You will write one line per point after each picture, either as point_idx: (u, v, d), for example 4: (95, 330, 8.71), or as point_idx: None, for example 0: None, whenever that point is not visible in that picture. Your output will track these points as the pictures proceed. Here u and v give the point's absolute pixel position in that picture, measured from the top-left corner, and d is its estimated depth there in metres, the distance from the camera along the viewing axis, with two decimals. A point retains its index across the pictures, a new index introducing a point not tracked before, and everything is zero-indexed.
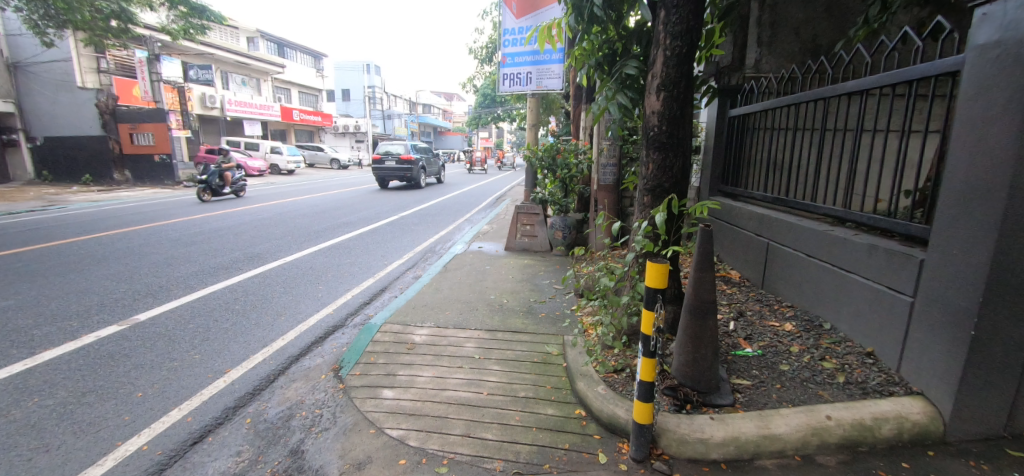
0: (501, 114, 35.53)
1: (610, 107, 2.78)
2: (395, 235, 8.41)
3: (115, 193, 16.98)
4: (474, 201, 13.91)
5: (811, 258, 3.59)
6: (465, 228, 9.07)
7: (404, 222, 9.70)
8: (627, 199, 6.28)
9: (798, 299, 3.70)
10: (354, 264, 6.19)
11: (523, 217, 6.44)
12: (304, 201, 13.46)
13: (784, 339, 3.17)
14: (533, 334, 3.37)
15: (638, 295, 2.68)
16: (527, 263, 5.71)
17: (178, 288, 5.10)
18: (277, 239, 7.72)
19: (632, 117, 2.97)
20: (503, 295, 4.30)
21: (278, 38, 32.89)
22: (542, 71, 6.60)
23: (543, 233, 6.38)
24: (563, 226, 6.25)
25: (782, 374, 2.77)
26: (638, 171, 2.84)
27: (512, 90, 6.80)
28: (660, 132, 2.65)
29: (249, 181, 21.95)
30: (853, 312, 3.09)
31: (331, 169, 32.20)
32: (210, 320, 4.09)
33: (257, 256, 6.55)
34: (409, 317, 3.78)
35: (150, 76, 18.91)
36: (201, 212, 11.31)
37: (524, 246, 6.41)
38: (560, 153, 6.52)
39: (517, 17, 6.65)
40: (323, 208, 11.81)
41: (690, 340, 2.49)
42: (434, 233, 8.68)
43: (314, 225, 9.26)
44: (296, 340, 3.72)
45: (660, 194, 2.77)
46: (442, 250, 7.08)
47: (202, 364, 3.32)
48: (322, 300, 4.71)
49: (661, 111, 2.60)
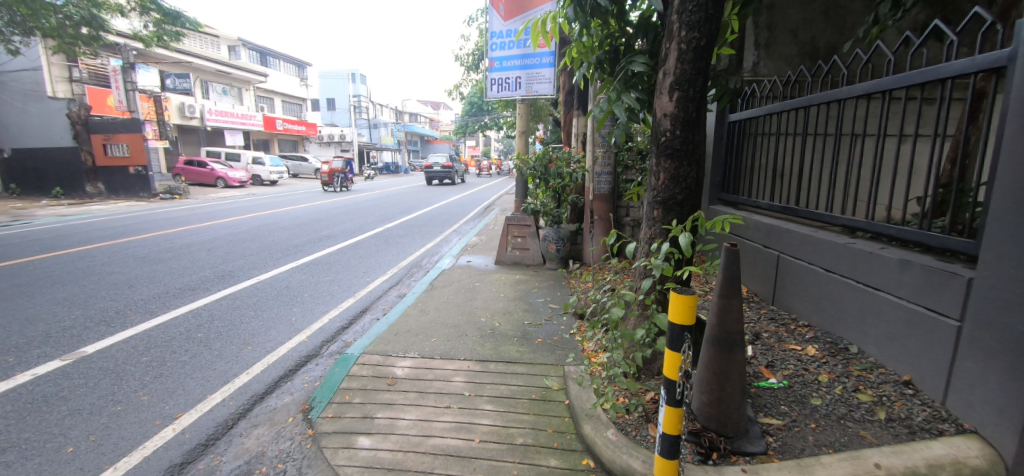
0: (489, 123, 35.20)
1: (617, 110, 2.45)
2: (379, 249, 7.97)
3: (87, 206, 16.28)
4: (462, 210, 13.58)
5: (830, 274, 3.28)
6: (453, 239, 8.72)
7: (388, 234, 9.29)
8: (623, 209, 5.99)
9: (817, 318, 3.39)
10: (332, 282, 5.75)
11: (514, 229, 6.09)
12: (285, 212, 13.00)
13: (809, 367, 2.85)
14: (530, 365, 3.00)
15: (654, 326, 2.30)
16: (519, 278, 5.36)
17: (136, 313, 4.64)
18: (252, 255, 7.27)
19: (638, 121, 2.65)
20: (495, 317, 3.93)
21: (261, 46, 32.38)
22: (531, 75, 6.27)
23: (535, 246, 6.05)
24: (557, 237, 5.83)
25: (814, 410, 2.44)
26: (647, 181, 2.51)
27: (500, 95, 6.49)
28: (672, 137, 2.32)
29: (229, 192, 21.32)
30: (884, 335, 2.78)
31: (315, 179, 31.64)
32: (166, 353, 3.66)
33: (228, 274, 6.10)
34: (391, 346, 3.39)
35: (124, 85, 18.24)
36: (174, 226, 10.79)
37: (516, 259, 6.08)
38: (552, 161, 6.13)
39: (505, 19, 6.33)
40: (304, 220, 11.35)
41: (714, 377, 2.15)
42: (421, 245, 8.29)
43: (294, 239, 8.78)
44: (262, 375, 3.30)
45: (673, 208, 2.45)
46: (428, 264, 6.70)
47: (151, 408, 2.89)
48: (295, 324, 4.28)
49: (674, 113, 2.27)
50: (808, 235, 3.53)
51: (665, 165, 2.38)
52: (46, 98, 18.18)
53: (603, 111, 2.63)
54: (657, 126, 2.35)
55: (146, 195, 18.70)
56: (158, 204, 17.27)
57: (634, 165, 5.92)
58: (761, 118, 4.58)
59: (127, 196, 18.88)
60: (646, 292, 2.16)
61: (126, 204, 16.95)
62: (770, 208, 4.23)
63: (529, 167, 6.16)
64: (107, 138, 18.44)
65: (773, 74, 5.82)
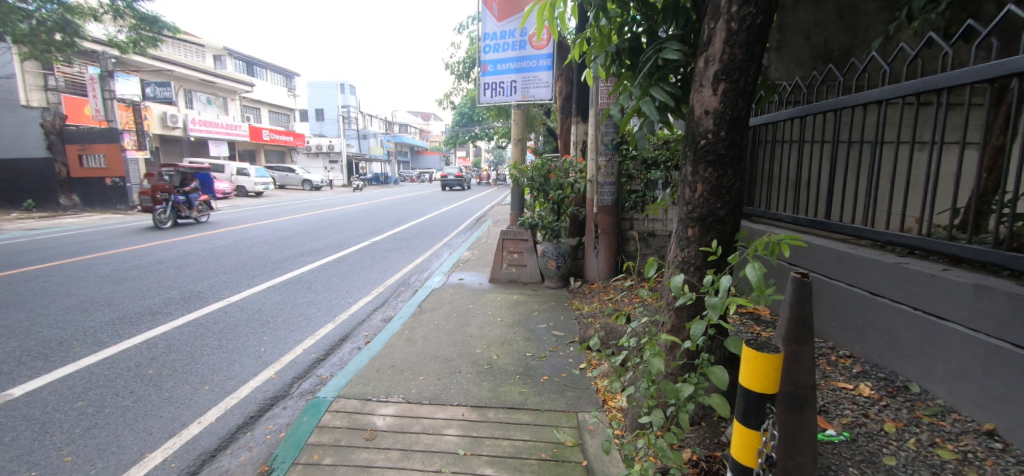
0: (480, 133, 34.90)
1: (646, 106, 2.02)
2: (364, 265, 7.43)
3: (59, 219, 15.51)
4: (454, 223, 13.08)
5: (877, 299, 2.87)
6: (444, 254, 8.24)
7: (375, 249, 8.76)
8: (627, 222, 5.60)
9: (862, 348, 2.97)
10: (310, 304, 5.22)
11: (509, 243, 5.62)
12: (267, 225, 12.41)
13: (869, 412, 2.46)
14: (537, 413, 2.51)
15: (702, 383, 1.71)
16: (517, 299, 4.87)
17: (83, 345, 4.07)
18: (225, 274, 6.71)
19: (668, 121, 2.22)
20: (492, 348, 3.44)
21: (247, 56, 31.80)
22: (527, 79, 5.86)
23: (533, 262, 5.58)
24: (556, 253, 5.32)
25: (891, 472, 2.05)
26: (681, 195, 2.08)
27: (494, 100, 6.08)
28: (715, 140, 1.87)
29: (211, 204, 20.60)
30: (953, 373, 2.36)
31: (302, 191, 30.94)
32: (107, 397, 3.12)
33: (196, 296, 5.54)
34: (370, 387, 2.88)
35: (102, 94, 17.59)
36: (147, 241, 10.16)
37: (512, 276, 5.61)
38: (552, 171, 5.67)
39: (499, 20, 5.92)
40: (286, 234, 10.77)
41: (779, 443, 1.68)
42: (410, 260, 7.80)
43: (273, 255, 8.22)
44: (217, 424, 2.78)
45: (713, 225, 2.02)
46: (417, 282, 6.20)
47: (71, 473, 2.35)
48: (264, 357, 3.75)
49: (718, 111, 1.83)
50: (846, 251, 3.14)
51: (706, 173, 1.95)
52: (19, 106, 17.47)
53: (627, 108, 2.19)
54: (695, 125, 1.93)
55: (124, 207, 17.91)
56: (134, 217, 16.52)
57: (637, 174, 5.57)
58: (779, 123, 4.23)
59: (103, 208, 18.09)
60: (695, 339, 1.61)
61: (101, 217, 16.21)
62: (794, 221, 3.85)
63: (526, 177, 5.67)
64: (82, 148, 17.70)
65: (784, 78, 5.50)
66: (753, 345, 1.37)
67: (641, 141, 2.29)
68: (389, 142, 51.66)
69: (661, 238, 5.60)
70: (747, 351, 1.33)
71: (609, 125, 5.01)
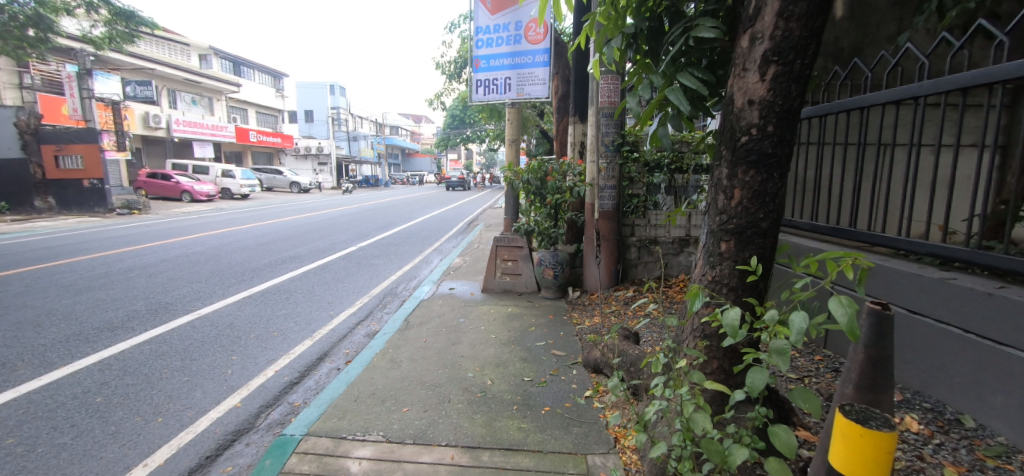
0: (471, 135, 34.48)
1: (673, 96, 1.69)
2: (349, 272, 7.03)
3: (32, 223, 14.85)
4: (445, 227, 12.68)
5: (917, 318, 2.55)
6: (434, 261, 7.86)
7: (361, 255, 8.35)
8: (628, 228, 5.27)
9: (900, 373, 2.66)
10: (288, 317, 4.80)
11: (503, 251, 5.26)
12: (250, 229, 11.92)
13: (922, 453, 2.14)
14: (538, 455, 2.16)
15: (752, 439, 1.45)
16: (512, 312, 4.51)
17: (28, 366, 3.64)
18: (199, 282, 6.27)
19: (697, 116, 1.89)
20: (486, 371, 3.08)
21: (234, 56, 31.13)
22: (522, 76, 5.51)
23: (528, 270, 5.23)
24: (554, 261, 4.96)
25: None
26: (713, 203, 1.75)
27: (487, 98, 5.76)
28: (759, 138, 1.55)
29: (195, 207, 20.01)
30: (1018, 409, 2.04)
31: (290, 193, 30.33)
32: (43, 432, 2.71)
33: (163, 308, 5.11)
34: (346, 422, 2.51)
35: (80, 93, 16.94)
36: (120, 246, 9.64)
37: (506, 286, 5.26)
38: (549, 174, 5.30)
39: (492, 13, 5.56)
40: (269, 238, 10.30)
41: None
42: (398, 267, 7.41)
43: (253, 261, 7.77)
44: (167, 466, 2.39)
45: (751, 239, 1.70)
46: (405, 292, 5.82)
47: None
48: (230, 380, 3.36)
49: (766, 103, 1.50)
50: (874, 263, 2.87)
51: (746, 178, 1.62)
52: None
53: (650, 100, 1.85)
54: (734, 119, 1.59)
55: (102, 210, 17.29)
56: (112, 220, 15.90)
57: (640, 177, 5.26)
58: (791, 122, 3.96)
59: (80, 211, 17.42)
60: (753, 392, 1.34)
61: (77, 220, 15.56)
62: (813, 228, 3.55)
63: (522, 179, 5.28)
64: (58, 148, 17.02)
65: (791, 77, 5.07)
66: (855, 418, 1.24)
67: (663, 140, 1.96)
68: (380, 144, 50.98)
69: (664, 244, 5.30)
70: (852, 427, 1.20)
71: (610, 125, 4.76)
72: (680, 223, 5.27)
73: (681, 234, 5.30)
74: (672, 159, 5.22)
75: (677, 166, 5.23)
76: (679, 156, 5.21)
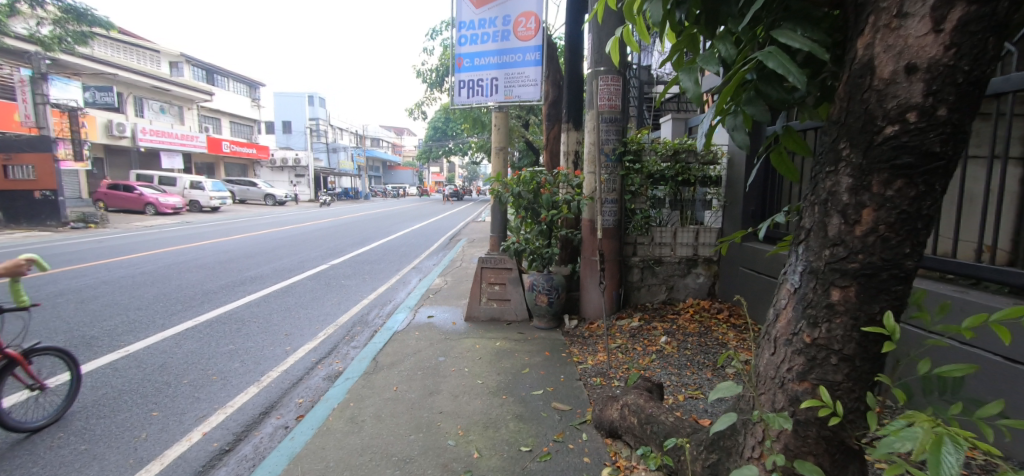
0: (453, 147, 33.75)
1: (770, 60, 1.09)
2: (315, 295, 6.29)
3: None
4: (426, 242, 11.99)
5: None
6: (412, 281, 7.17)
7: (331, 274, 7.60)
8: (630, 247, 4.67)
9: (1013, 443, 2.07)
10: (234, 356, 4.06)
11: (489, 273, 4.64)
12: (213, 245, 11.01)
13: None
14: None
15: None
16: (502, 346, 3.85)
17: None
18: (139, 310, 5.46)
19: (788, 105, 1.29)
20: (470, 436, 2.41)
21: (207, 64, 30.00)
22: (510, 76, 4.93)
23: (518, 295, 4.59)
24: (548, 286, 4.30)
25: None
26: (829, 225, 1.16)
27: (472, 101, 5.16)
28: (927, 123, 0.96)
29: (159, 221, 18.84)
30: None
31: (264, 205, 29.18)
32: None
33: (86, 344, 4.31)
34: None
35: (33, 98, 15.52)
36: (60, 264, 8.67)
37: (493, 314, 4.60)
38: (543, 186, 4.42)
39: (477, 6, 4.97)
40: (232, 255, 9.45)
41: None
42: (372, 289, 6.70)
43: (208, 283, 6.96)
44: None
45: (891, 282, 1.10)
46: (377, 320, 5.11)
47: None
48: (142, 448, 2.63)
49: (945, 63, 0.92)
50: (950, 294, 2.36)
51: (889, 193, 1.04)
52: None
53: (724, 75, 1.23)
54: (871, 98, 1.02)
55: (56, 223, 16.08)
56: (65, 234, 14.71)
57: (642, 190, 4.65)
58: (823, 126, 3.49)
59: (30, 225, 16.14)
60: None
61: (24, 235, 14.34)
62: None
63: (512, 192, 4.41)
64: (8, 158, 15.76)
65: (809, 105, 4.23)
66: None
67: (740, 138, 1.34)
68: (360, 155, 49.89)
69: (670, 265, 4.73)
70: None
71: (610, 131, 4.21)
72: (685, 241, 4.72)
73: (687, 253, 4.75)
74: (677, 171, 4.60)
75: (684, 178, 4.63)
76: (684, 167, 4.61)
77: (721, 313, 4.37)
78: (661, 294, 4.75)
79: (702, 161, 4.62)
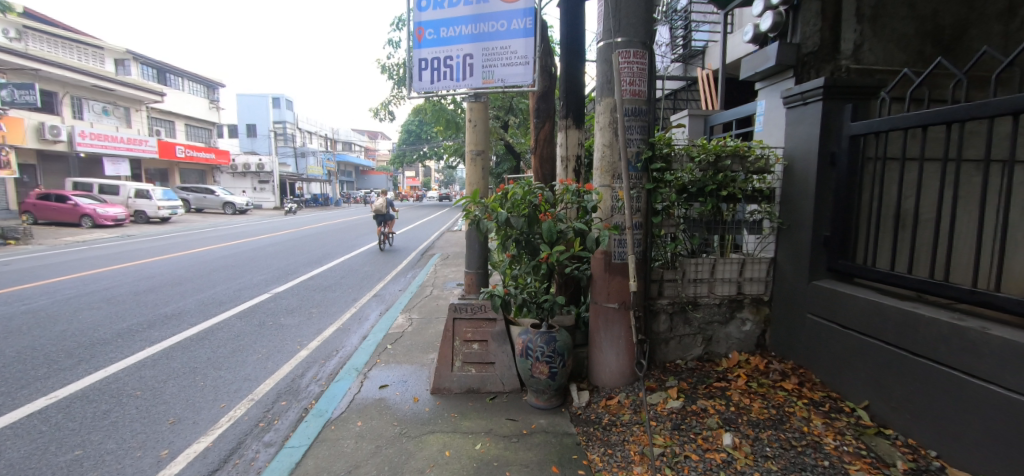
0: (427, 152, 32.29)
1: None
2: (240, 343, 4.88)
3: None
4: (395, 258, 10.57)
5: None
6: (371, 317, 5.79)
7: (269, 308, 6.15)
8: (656, 286, 3.45)
9: None
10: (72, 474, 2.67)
11: (464, 326, 3.36)
12: (140, 267, 9.39)
13: None
14: None
15: None
16: (484, 452, 2.55)
17: None
18: None
19: None
20: None
21: (158, 63, 27.78)
22: (490, 52, 3.68)
23: (504, 357, 3.32)
24: (550, 349, 2.99)
25: None
26: None
27: (436, 86, 3.85)
28: None
29: (94, 235, 16.80)
30: None
31: (223, 214, 27.05)
32: None
33: None
34: None
35: None
36: None
37: (471, 385, 3.30)
38: (539, 206, 3.08)
39: None
40: (157, 282, 7.89)
41: None
42: (316, 331, 5.29)
43: (105, 326, 5.47)
44: None
45: None
46: (310, 388, 3.75)
47: None
48: None
49: None
50: None
51: None
52: None
53: None
54: None
55: None
56: None
57: (672, 209, 3.41)
58: (959, 123, 2.38)
59: None
60: None
61: None
62: None
63: (497, 217, 3.01)
64: None
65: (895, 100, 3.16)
66: None
67: None
68: (330, 160, 47.75)
69: (707, 309, 3.53)
70: None
71: (633, 129, 3.00)
72: (727, 276, 3.53)
73: (729, 292, 3.56)
74: (718, 183, 3.37)
75: (728, 193, 3.43)
76: (728, 178, 3.37)
77: (785, 379, 3.18)
78: (697, 348, 3.55)
79: (751, 170, 3.42)
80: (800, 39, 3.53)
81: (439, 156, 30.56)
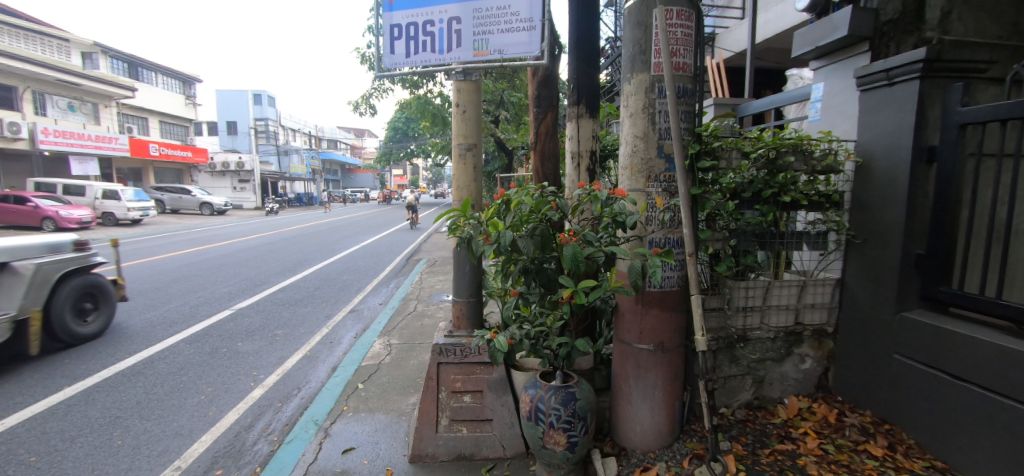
0: (415, 151, 31.41)
1: None
2: (181, 379, 4.03)
3: None
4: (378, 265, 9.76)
5: None
6: (344, 342, 4.97)
7: (226, 330, 5.30)
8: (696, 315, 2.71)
9: None
10: None
11: (453, 373, 2.60)
12: None
13: None
14: None
15: None
16: None
17: None
18: None
19: None
20: None
21: (129, 57, 26.45)
22: (482, 15, 2.91)
23: (505, 413, 2.57)
24: (568, 411, 2.22)
25: None
26: None
27: (417, 60, 3.05)
28: None
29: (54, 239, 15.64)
30: None
31: (200, 216, 25.87)
32: None
33: None
34: None
35: None
36: None
37: (463, 450, 2.54)
38: (551, 220, 2.31)
39: None
40: None
41: None
42: (276, 361, 4.44)
43: (23, 355, 4.57)
44: None
45: None
46: (257, 449, 2.94)
47: None
48: None
49: None
50: None
51: None
52: None
53: None
54: None
55: None
56: None
57: (720, 217, 2.67)
58: None
59: None
60: None
61: None
62: None
63: (497, 238, 2.21)
64: None
65: (996, 82, 2.49)
66: None
67: None
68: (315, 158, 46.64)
69: (760, 344, 2.81)
70: None
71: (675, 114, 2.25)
72: (784, 303, 2.81)
73: (786, 322, 2.83)
74: (778, 186, 2.64)
75: (790, 197, 2.69)
76: (789, 179, 2.63)
77: (868, 441, 2.48)
78: (748, 392, 2.82)
79: (817, 170, 2.70)
80: (877, 4, 2.80)
81: (427, 152, 28.75)
